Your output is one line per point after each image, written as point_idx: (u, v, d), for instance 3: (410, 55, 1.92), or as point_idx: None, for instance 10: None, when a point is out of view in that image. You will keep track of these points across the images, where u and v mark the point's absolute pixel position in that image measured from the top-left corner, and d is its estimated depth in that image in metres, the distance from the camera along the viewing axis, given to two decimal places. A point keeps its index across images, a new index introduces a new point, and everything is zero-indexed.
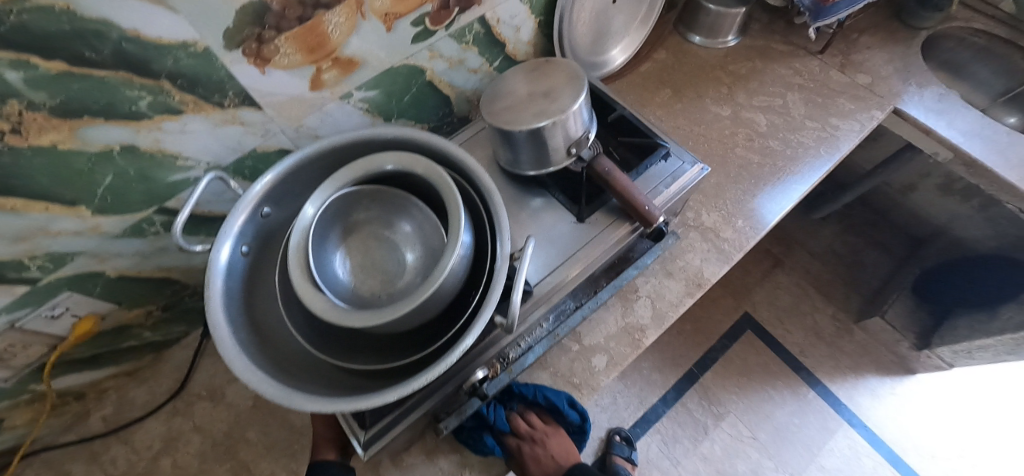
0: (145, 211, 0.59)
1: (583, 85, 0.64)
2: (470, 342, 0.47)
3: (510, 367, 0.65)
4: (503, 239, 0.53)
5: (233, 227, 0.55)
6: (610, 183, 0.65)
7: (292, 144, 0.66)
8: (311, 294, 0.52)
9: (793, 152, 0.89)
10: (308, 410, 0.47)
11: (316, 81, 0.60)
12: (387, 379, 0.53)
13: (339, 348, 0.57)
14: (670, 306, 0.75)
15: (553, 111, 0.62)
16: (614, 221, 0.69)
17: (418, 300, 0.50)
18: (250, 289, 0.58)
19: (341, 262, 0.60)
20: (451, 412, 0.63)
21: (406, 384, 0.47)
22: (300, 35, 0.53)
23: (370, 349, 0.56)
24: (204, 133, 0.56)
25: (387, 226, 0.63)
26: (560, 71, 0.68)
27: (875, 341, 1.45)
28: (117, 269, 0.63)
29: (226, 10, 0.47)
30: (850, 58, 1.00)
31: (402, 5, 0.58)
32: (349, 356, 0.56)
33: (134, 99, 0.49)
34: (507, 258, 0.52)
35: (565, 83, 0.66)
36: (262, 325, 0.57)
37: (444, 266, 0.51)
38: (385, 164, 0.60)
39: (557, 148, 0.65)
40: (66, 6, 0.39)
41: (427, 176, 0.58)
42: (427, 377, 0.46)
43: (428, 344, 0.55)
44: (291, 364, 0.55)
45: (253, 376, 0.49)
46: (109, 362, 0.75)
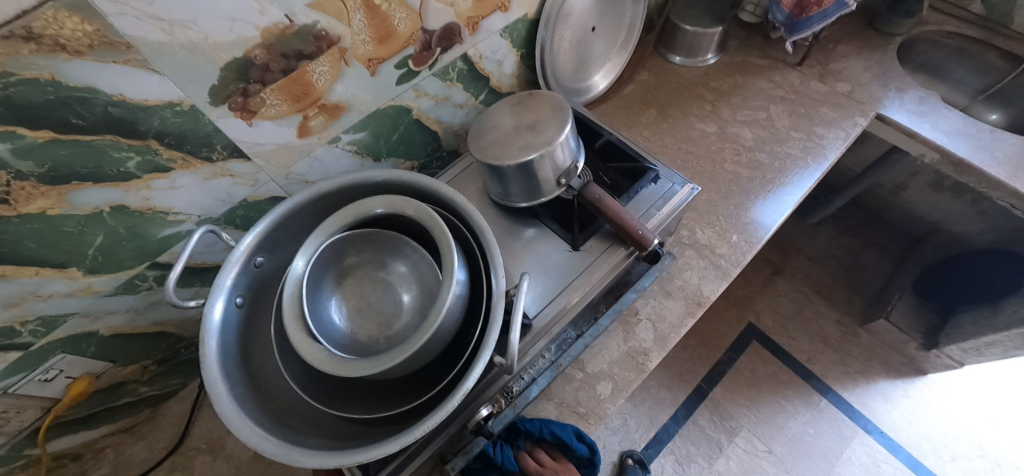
0: (137, 267, 0.59)
1: (566, 115, 0.66)
2: (470, 386, 0.47)
3: (515, 401, 0.64)
4: (497, 277, 0.55)
5: (226, 282, 0.55)
6: (602, 209, 0.65)
7: (283, 191, 0.66)
8: (307, 345, 0.51)
9: (781, 164, 0.89)
10: (309, 466, 0.47)
11: (303, 129, 0.60)
12: (386, 427, 0.52)
13: (337, 395, 0.56)
14: (671, 328, 0.74)
15: (540, 143, 0.63)
16: (610, 247, 0.69)
17: (415, 347, 0.49)
18: (247, 341, 0.58)
19: (336, 307, 0.59)
20: (457, 452, 0.60)
21: (406, 434, 0.46)
22: (285, 86, 0.55)
23: (370, 395, 0.55)
24: (193, 188, 0.56)
25: (382, 267, 0.62)
26: (544, 103, 0.70)
27: (882, 343, 1.43)
28: (111, 328, 0.62)
29: (210, 67, 0.48)
30: (828, 68, 1.02)
31: (384, 50, 0.60)
32: (347, 403, 0.55)
33: (123, 160, 0.49)
34: (501, 293, 0.53)
35: (549, 114, 0.67)
36: (260, 378, 0.57)
37: (439, 309, 0.51)
38: (375, 207, 0.60)
39: (546, 179, 0.66)
40: (51, 76, 0.40)
41: (418, 217, 0.58)
42: (427, 426, 0.46)
43: (428, 387, 0.54)
44: (292, 417, 0.54)
45: (253, 435, 0.49)
46: (105, 421, 0.73)
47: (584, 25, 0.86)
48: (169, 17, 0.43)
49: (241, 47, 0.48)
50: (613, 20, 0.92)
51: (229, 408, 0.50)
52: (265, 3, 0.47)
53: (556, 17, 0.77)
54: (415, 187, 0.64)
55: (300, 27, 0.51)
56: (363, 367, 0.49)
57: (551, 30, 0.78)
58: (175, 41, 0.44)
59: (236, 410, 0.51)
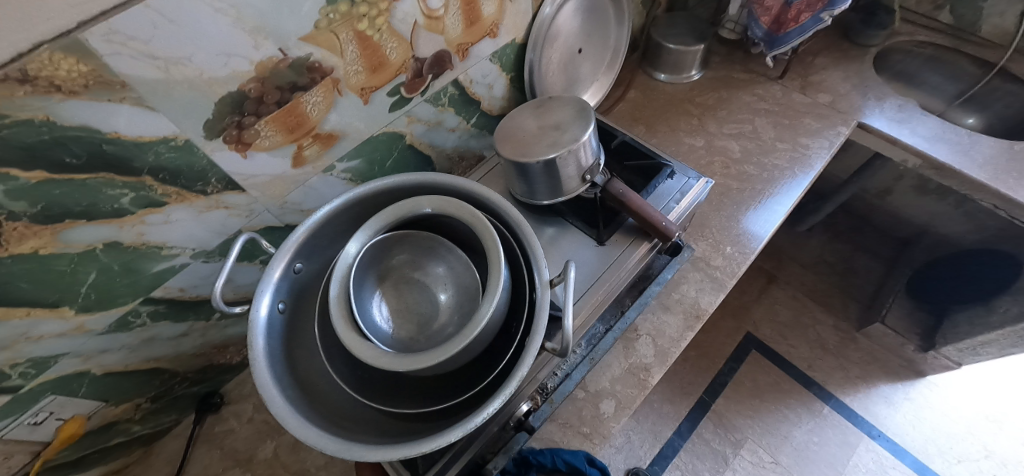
0: (131, 303, 0.58)
1: (590, 116, 0.69)
2: (526, 371, 0.49)
3: (551, 397, 0.67)
4: (539, 267, 0.56)
5: (273, 282, 0.56)
6: (626, 203, 0.70)
7: (278, 221, 0.66)
8: (358, 343, 0.51)
9: (769, 175, 0.91)
10: (370, 460, 0.47)
11: (298, 158, 0.61)
12: (437, 422, 0.52)
13: (384, 392, 0.56)
14: (671, 342, 0.74)
15: (566, 141, 0.66)
16: (633, 240, 0.73)
17: (469, 338, 0.50)
18: (290, 344, 0.58)
19: (378, 307, 0.60)
20: (496, 451, 0.63)
21: (467, 421, 0.47)
22: (279, 117, 0.55)
23: (416, 391, 0.55)
24: (189, 221, 0.56)
25: (418, 268, 0.63)
26: (567, 104, 0.73)
27: (882, 348, 1.43)
28: (103, 366, 0.61)
29: (204, 102, 0.48)
30: (808, 80, 1.06)
31: (377, 79, 0.61)
32: (395, 400, 0.55)
33: (116, 197, 0.49)
34: (547, 285, 0.54)
35: (573, 115, 0.70)
36: (306, 380, 0.56)
37: (489, 300, 0.52)
38: (421, 207, 0.60)
39: (571, 177, 0.69)
40: (46, 117, 0.40)
41: (460, 215, 0.58)
42: (488, 412, 0.47)
43: (477, 380, 0.54)
44: (340, 416, 0.54)
45: (310, 433, 0.49)
46: (95, 463, 0.70)
47: (571, 46, 0.88)
48: (164, 55, 0.43)
49: (235, 81, 0.49)
50: (599, 40, 0.94)
51: (282, 409, 0.50)
52: (259, 38, 0.48)
53: (545, 39, 0.80)
54: (450, 188, 0.64)
55: (293, 60, 0.52)
56: (420, 360, 0.49)
57: (540, 52, 0.80)
58: (170, 78, 0.45)
59: (289, 409, 0.50)
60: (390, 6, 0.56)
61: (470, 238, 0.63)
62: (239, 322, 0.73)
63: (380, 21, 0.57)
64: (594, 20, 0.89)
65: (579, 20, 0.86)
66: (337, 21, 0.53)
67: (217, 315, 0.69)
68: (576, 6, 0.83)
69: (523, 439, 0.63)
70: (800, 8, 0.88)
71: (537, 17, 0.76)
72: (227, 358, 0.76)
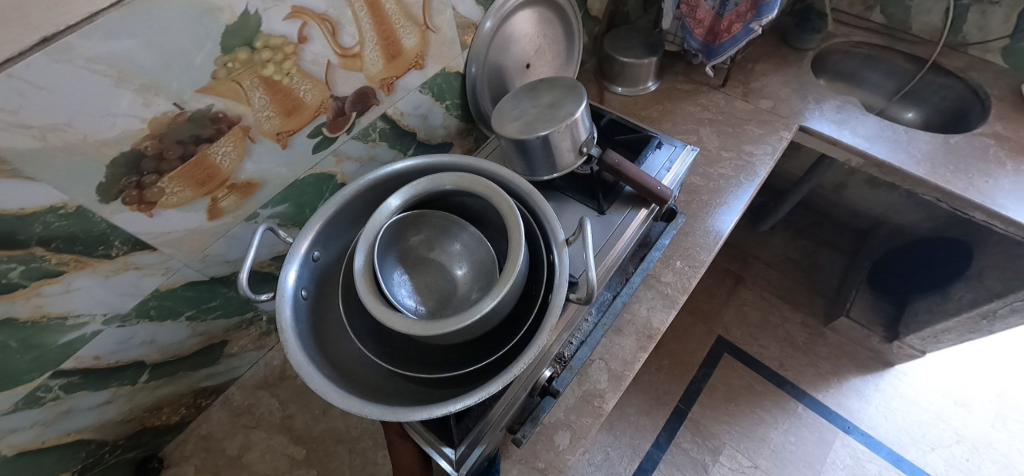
0: (37, 379, 0.53)
1: (583, 93, 0.69)
2: (557, 314, 0.47)
3: (569, 364, 0.70)
4: (554, 228, 0.53)
5: (291, 268, 0.52)
6: (622, 173, 0.69)
7: (202, 275, 0.63)
8: (388, 313, 0.47)
9: (716, 185, 0.91)
10: (417, 419, 0.43)
11: (214, 210, 0.58)
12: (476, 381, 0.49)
13: (413, 360, 0.51)
14: (625, 365, 0.73)
15: (563, 116, 0.66)
16: (632, 209, 0.72)
17: (500, 295, 0.47)
18: (317, 325, 0.53)
19: (400, 285, 0.56)
20: (524, 421, 0.66)
21: (507, 371, 0.45)
22: (185, 172, 0.53)
23: (446, 361, 0.51)
24: (94, 287, 0.53)
25: (434, 248, 0.59)
26: (560, 84, 0.73)
27: (849, 341, 1.43)
28: (14, 447, 0.56)
29: (93, 166, 0.46)
30: (750, 87, 1.07)
31: (293, 122, 0.59)
32: (423, 368, 0.50)
33: (3, 272, 0.45)
34: (562, 241, 0.52)
35: (566, 93, 0.70)
36: (337, 359, 0.51)
37: (514, 255, 0.49)
38: (443, 186, 0.56)
39: (567, 151, 0.68)
40: None
41: (477, 190, 0.55)
42: (528, 359, 0.45)
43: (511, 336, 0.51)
44: (373, 387, 0.49)
45: (352, 402, 0.44)
46: None
47: (520, 61, 0.89)
48: (38, 123, 0.40)
49: (127, 140, 0.47)
50: (549, 52, 0.95)
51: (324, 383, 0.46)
52: (148, 95, 0.46)
53: (488, 52, 0.80)
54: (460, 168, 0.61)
55: (193, 113, 0.50)
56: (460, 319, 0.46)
57: (483, 66, 0.80)
58: (48, 145, 0.42)
59: (327, 383, 0.46)
60: (296, 49, 0.55)
61: (483, 213, 0.59)
62: (172, 381, 0.69)
63: (287, 64, 0.55)
64: (543, 33, 0.90)
65: (527, 33, 0.86)
66: (237, 69, 0.51)
67: (144, 376, 0.65)
68: (520, 20, 0.83)
69: (548, 404, 0.67)
70: (731, 18, 0.89)
71: (478, 31, 0.76)
72: (164, 419, 0.71)
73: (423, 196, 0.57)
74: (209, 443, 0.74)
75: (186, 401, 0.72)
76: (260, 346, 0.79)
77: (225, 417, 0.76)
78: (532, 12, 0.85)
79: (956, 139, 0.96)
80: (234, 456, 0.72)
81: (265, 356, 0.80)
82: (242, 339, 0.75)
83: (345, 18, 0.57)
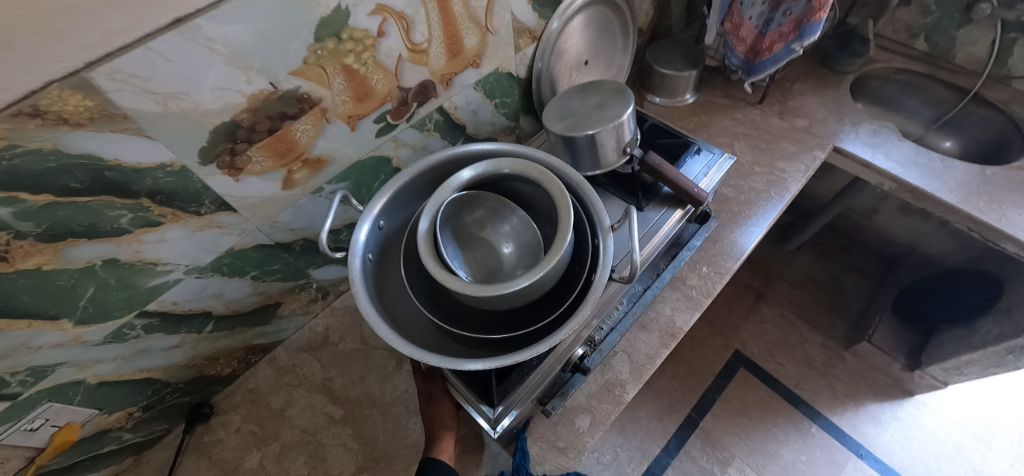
0: (126, 316, 0.60)
1: (629, 96, 0.74)
2: (600, 291, 0.52)
3: (599, 347, 0.74)
4: (599, 214, 0.57)
5: (362, 231, 0.57)
6: (661, 174, 0.73)
7: (269, 240, 0.69)
8: (448, 276, 0.53)
9: (746, 197, 0.94)
10: (469, 369, 0.49)
11: (288, 181, 0.64)
12: (520, 345, 0.54)
13: (461, 320, 0.56)
14: (646, 359, 0.77)
15: (610, 117, 0.71)
16: (667, 209, 0.76)
17: (548, 269, 0.53)
18: (379, 284, 0.58)
19: (453, 257, 0.61)
20: (553, 395, 0.69)
21: (552, 337, 0.50)
22: (269, 144, 0.59)
23: (492, 325, 0.56)
24: (182, 239, 0.59)
25: (485, 227, 0.64)
26: (606, 89, 0.77)
27: (868, 366, 1.43)
28: (97, 375, 0.63)
29: (200, 132, 0.53)
30: (786, 105, 1.10)
31: (363, 107, 0.66)
32: (471, 329, 0.56)
33: (115, 217, 0.52)
34: (606, 227, 0.56)
35: (613, 96, 0.75)
36: (395, 315, 0.57)
37: (564, 234, 0.54)
38: (503, 169, 0.61)
39: (610, 150, 0.73)
40: (55, 147, 0.44)
41: (532, 175, 0.60)
42: (571, 327, 0.50)
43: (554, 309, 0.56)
44: (427, 342, 0.55)
45: (413, 350, 0.50)
46: (91, 470, 0.71)
47: (580, 57, 0.96)
48: (163, 91, 0.47)
49: (228, 112, 0.53)
50: (605, 54, 1.01)
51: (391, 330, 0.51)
52: (251, 73, 0.52)
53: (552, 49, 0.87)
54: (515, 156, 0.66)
55: (283, 92, 0.56)
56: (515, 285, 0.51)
57: (546, 61, 0.87)
58: (167, 110, 0.49)
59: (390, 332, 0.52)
60: (375, 42, 0.61)
61: (532, 198, 0.64)
62: (229, 335, 0.74)
63: (365, 55, 0.61)
64: (604, 35, 0.97)
65: (585, 36, 0.93)
66: (324, 56, 0.57)
67: (209, 327, 0.70)
68: (586, 22, 0.91)
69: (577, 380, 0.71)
70: (773, 38, 0.93)
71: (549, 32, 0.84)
72: (218, 370, 0.76)
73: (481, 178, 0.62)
74: (255, 396, 0.79)
75: (238, 356, 0.78)
76: (306, 312, 0.83)
77: (270, 375, 0.81)
78: (598, 14, 0.92)
79: (992, 170, 0.97)
80: (277, 410, 0.77)
81: (309, 322, 0.85)
82: (292, 304, 0.80)
83: (418, 18, 0.63)
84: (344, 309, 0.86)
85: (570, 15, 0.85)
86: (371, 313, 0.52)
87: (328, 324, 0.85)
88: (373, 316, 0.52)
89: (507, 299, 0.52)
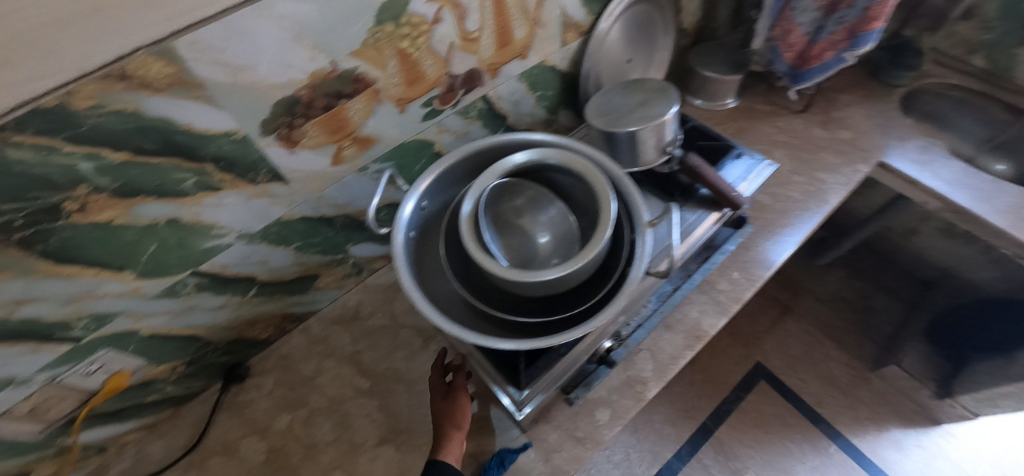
0: (181, 274, 0.63)
1: (674, 95, 0.74)
2: (635, 285, 0.53)
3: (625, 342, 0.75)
4: (639, 210, 0.58)
5: (406, 209, 0.60)
6: (701, 175, 0.73)
7: (315, 213, 0.72)
8: (486, 258, 0.55)
9: (783, 206, 0.93)
10: (502, 348, 0.50)
11: (337, 157, 0.67)
12: (552, 331, 0.55)
13: (496, 302, 0.58)
14: (670, 359, 0.77)
15: (652, 115, 0.71)
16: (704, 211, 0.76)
17: (585, 259, 0.54)
18: (419, 261, 0.60)
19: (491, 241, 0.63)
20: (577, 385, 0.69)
21: (585, 325, 0.51)
22: (324, 120, 0.62)
23: (526, 310, 0.57)
24: (237, 205, 0.62)
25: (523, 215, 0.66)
26: (651, 86, 0.77)
27: (894, 390, 1.39)
28: (150, 328, 0.66)
29: (262, 104, 0.56)
30: (831, 116, 1.07)
31: (413, 91, 0.68)
32: (505, 312, 0.57)
33: (181, 180, 0.56)
34: (645, 223, 0.57)
35: (656, 94, 0.75)
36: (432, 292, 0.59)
37: (604, 226, 0.55)
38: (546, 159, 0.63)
39: (650, 148, 0.73)
40: (135, 109, 0.47)
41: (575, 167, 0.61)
42: (605, 317, 0.51)
43: (587, 298, 0.57)
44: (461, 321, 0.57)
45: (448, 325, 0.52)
46: (132, 417, 0.75)
47: (624, 56, 0.96)
48: (234, 63, 0.50)
49: (290, 87, 0.56)
50: (648, 54, 1.01)
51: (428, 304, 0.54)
52: (315, 52, 0.55)
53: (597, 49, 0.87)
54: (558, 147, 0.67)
55: (341, 71, 0.59)
56: (553, 273, 0.53)
57: (592, 61, 0.88)
58: (236, 82, 0.52)
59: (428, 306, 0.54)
60: (429, 28, 0.63)
61: (571, 190, 0.65)
62: (270, 301, 0.77)
63: (420, 40, 0.63)
64: (648, 35, 0.97)
65: (630, 35, 0.93)
66: (382, 39, 0.59)
67: (252, 292, 0.73)
68: (630, 21, 0.91)
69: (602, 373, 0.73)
70: (824, 46, 0.92)
71: (595, 30, 0.85)
72: (256, 333, 0.80)
73: (524, 168, 0.65)
74: (288, 362, 0.82)
75: (275, 322, 0.81)
76: (340, 286, 0.86)
77: (302, 344, 0.84)
78: (642, 14, 0.92)
79: None
80: (307, 377, 0.80)
81: (342, 296, 0.88)
82: (328, 277, 0.82)
83: (472, 7, 0.65)
84: (376, 286, 0.88)
85: (618, 15, 0.85)
86: (411, 287, 0.55)
87: (360, 300, 0.87)
88: (413, 289, 0.54)
89: (543, 284, 0.54)
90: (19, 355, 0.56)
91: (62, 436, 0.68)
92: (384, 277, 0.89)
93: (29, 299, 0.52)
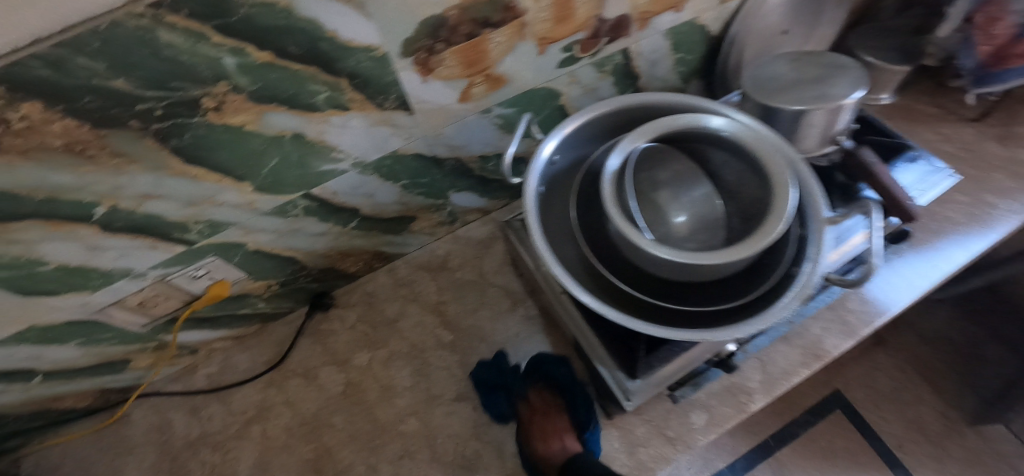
0: (294, 194, 0.61)
1: (858, 74, 0.62)
2: (809, 292, 0.45)
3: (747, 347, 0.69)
4: (817, 205, 0.50)
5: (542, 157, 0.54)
6: (872, 173, 0.62)
7: (429, 152, 0.67)
8: (634, 227, 0.48)
9: (937, 226, 0.79)
10: (645, 332, 0.44)
11: (465, 94, 0.61)
12: (692, 322, 0.49)
13: (628, 277, 0.52)
14: (782, 374, 0.69)
15: (829, 95, 0.61)
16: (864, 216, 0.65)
17: (752, 249, 0.47)
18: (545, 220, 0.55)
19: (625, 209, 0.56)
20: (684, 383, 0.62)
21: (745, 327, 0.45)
22: (463, 49, 0.56)
23: (662, 293, 0.51)
24: (360, 130, 0.58)
25: None
26: (826, 61, 0.66)
27: (993, 452, 1.23)
28: (255, 243, 0.65)
29: (409, 19, 0.49)
30: (1013, 130, 0.88)
31: (558, 31, 0.60)
32: (637, 291, 0.51)
33: (315, 92, 0.51)
34: (824, 219, 0.49)
35: (833, 71, 0.64)
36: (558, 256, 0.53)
37: (778, 216, 0.48)
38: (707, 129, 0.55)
39: (813, 135, 0.64)
40: (287, 5, 0.41)
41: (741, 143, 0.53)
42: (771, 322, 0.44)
43: (735, 294, 0.50)
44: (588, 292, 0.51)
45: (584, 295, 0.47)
46: (224, 326, 0.76)
47: (778, 28, 0.81)
48: None
49: (442, 5, 0.49)
50: (809, 28, 0.85)
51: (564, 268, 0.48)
52: None
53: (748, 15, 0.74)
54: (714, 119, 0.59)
55: None
56: (713, 258, 0.46)
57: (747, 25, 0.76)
58: None
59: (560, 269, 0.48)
60: None
61: (722, 169, 0.58)
62: (367, 235, 0.75)
63: None
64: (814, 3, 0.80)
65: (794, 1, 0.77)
66: None
67: (352, 224, 0.71)
68: None
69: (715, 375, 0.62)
70: None
71: None
72: (347, 266, 0.79)
73: (674, 134, 0.57)
74: (372, 300, 0.81)
75: (366, 258, 0.80)
76: (432, 232, 0.83)
77: (388, 285, 0.82)
78: None
79: None
80: (390, 318, 0.79)
81: (430, 243, 0.85)
82: (423, 221, 0.79)
83: None
84: (467, 239, 0.85)
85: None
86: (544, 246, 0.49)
87: (448, 250, 0.84)
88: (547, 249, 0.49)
89: (694, 269, 0.47)
90: (138, 248, 0.56)
91: (164, 333, 0.70)
92: (475, 231, 0.85)
93: (156, 194, 0.52)
